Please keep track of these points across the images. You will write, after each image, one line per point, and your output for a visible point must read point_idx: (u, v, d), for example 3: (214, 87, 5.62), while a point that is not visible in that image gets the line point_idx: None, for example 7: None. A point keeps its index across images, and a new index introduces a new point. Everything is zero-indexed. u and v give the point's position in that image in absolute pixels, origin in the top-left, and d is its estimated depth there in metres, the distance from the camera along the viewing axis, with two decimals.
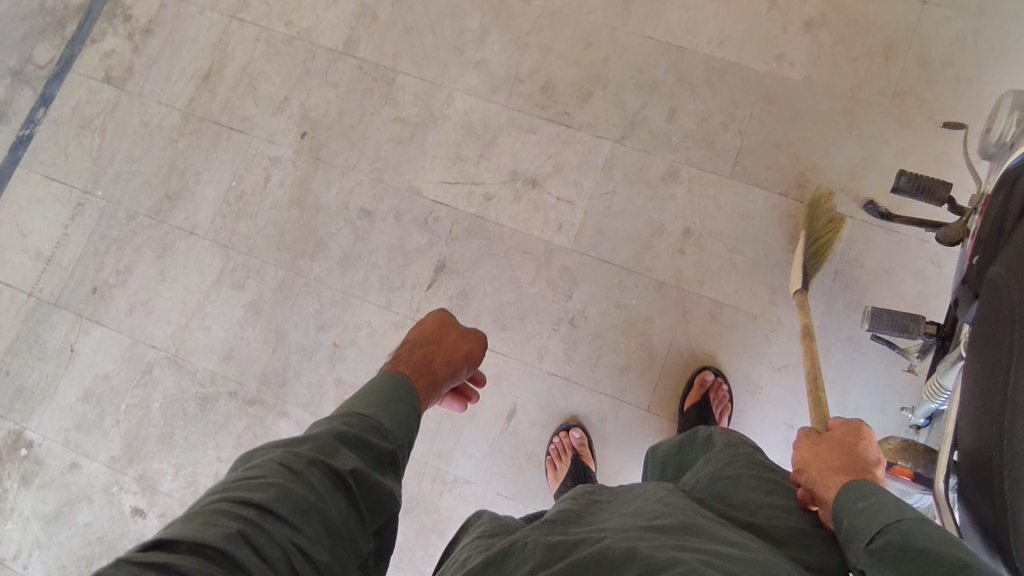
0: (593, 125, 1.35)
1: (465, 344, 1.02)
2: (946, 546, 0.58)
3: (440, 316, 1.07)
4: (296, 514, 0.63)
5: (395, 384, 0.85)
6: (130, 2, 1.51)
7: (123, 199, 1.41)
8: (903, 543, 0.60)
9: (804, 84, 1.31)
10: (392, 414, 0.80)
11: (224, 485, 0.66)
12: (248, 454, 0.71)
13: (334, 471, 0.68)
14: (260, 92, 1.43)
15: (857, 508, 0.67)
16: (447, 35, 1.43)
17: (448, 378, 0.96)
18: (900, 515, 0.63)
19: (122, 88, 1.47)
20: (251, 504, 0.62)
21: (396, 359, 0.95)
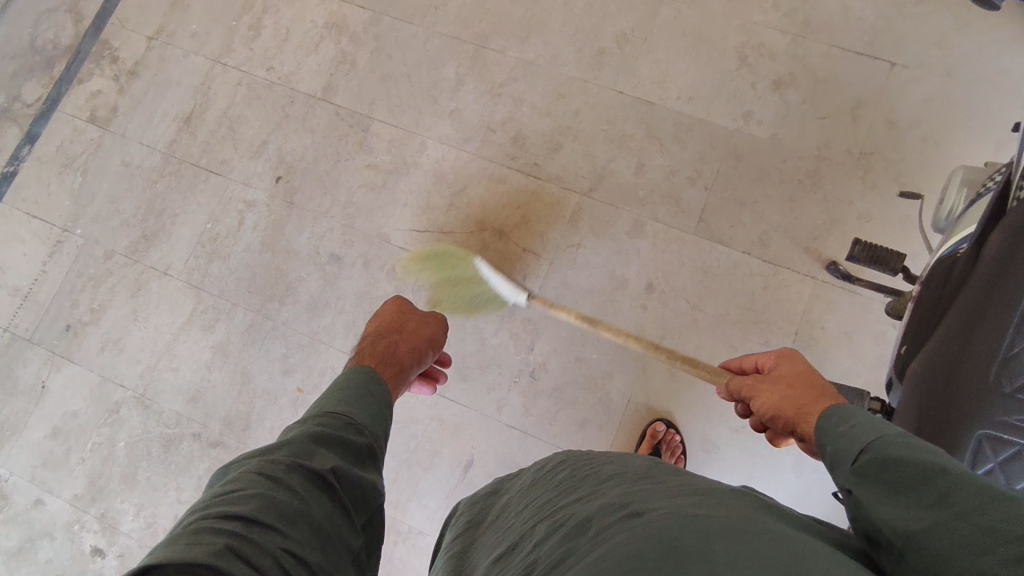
0: (561, 177, 1.36)
1: (427, 328, 1.12)
2: (919, 453, 0.56)
3: (396, 305, 1.16)
4: (281, 519, 0.64)
5: (360, 377, 0.91)
6: (118, 44, 1.55)
7: (101, 238, 1.44)
8: (878, 455, 0.59)
9: (771, 141, 1.33)
10: (363, 408, 0.85)
11: (199, 504, 0.66)
12: (223, 469, 0.71)
13: (314, 471, 0.71)
14: (239, 136, 1.46)
15: (830, 423, 0.70)
16: (423, 83, 1.45)
17: (415, 364, 1.05)
18: (869, 424, 0.65)
19: (106, 128, 1.50)
20: (234, 516, 0.62)
21: (361, 355, 1.03)
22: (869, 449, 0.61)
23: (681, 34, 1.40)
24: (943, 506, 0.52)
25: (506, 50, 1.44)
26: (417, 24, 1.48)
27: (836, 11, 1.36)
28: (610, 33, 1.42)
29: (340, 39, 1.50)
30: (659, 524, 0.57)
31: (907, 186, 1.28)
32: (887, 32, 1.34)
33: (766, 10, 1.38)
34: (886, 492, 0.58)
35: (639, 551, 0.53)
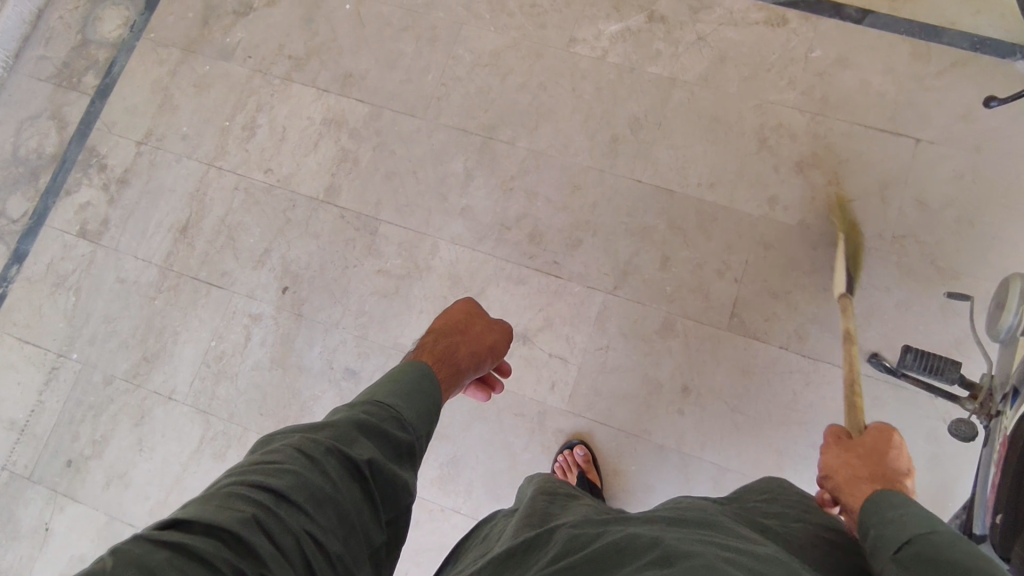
0: (583, 274, 1.30)
1: (491, 334, 1.08)
2: (975, 560, 0.59)
3: (467, 304, 1.13)
4: (310, 501, 0.62)
5: (415, 373, 0.86)
6: (106, 151, 1.48)
7: (99, 362, 1.36)
8: (930, 553, 0.62)
9: (800, 228, 1.28)
10: (412, 404, 0.80)
11: (238, 467, 0.65)
12: (267, 438, 0.70)
13: (349, 460, 0.68)
14: (240, 245, 1.39)
15: (890, 518, 0.69)
16: (431, 179, 1.39)
17: (474, 368, 1.01)
18: (932, 527, 0.65)
19: (98, 243, 1.42)
20: (268, 488, 0.61)
21: (421, 349, 0.99)
22: (915, 541, 0.64)
23: (696, 117, 1.36)
24: None
25: (515, 140, 1.39)
26: (420, 116, 1.43)
27: (853, 86, 1.33)
28: (623, 119, 1.37)
29: (340, 135, 1.44)
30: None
31: (945, 269, 1.23)
32: (909, 107, 1.31)
33: (782, 89, 1.35)
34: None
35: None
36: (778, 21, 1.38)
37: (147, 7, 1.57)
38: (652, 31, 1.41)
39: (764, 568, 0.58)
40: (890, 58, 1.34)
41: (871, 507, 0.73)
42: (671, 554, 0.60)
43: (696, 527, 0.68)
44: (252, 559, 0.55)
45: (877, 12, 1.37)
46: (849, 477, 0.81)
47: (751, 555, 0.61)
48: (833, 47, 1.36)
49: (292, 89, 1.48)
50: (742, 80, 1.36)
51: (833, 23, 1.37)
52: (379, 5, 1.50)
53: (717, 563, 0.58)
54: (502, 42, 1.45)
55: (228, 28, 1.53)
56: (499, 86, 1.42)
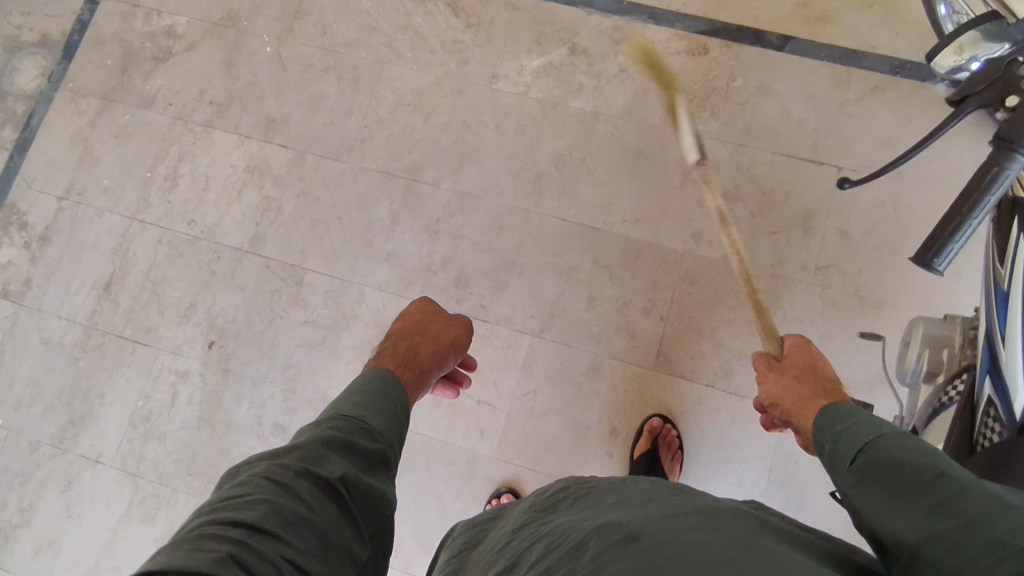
0: (510, 318, 1.29)
1: (449, 331, 1.06)
2: (917, 456, 0.59)
3: (422, 303, 1.11)
4: (285, 527, 0.61)
5: (378, 380, 0.86)
6: (26, 208, 1.45)
7: (25, 427, 1.33)
8: (880, 459, 0.62)
9: (724, 262, 1.27)
10: (379, 414, 0.79)
11: (206, 508, 0.63)
12: (232, 472, 0.68)
13: (323, 480, 0.67)
14: (165, 300, 1.37)
15: (841, 431, 0.70)
16: (355, 225, 1.37)
17: (435, 367, 0.99)
18: (878, 431, 0.65)
19: (20, 303, 1.40)
20: (240, 523, 0.59)
21: (382, 354, 0.97)
22: (866, 450, 0.64)
23: (620, 151, 1.34)
24: (943, 517, 0.53)
25: (439, 182, 1.37)
26: (344, 160, 1.40)
27: (775, 115, 1.32)
28: (546, 156, 1.36)
29: (263, 182, 1.41)
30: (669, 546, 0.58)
31: (868, 298, 1.22)
32: (830, 134, 1.30)
33: (704, 120, 1.34)
34: (889, 498, 0.59)
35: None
36: (699, 50, 1.37)
37: (64, 56, 1.53)
38: (574, 64, 1.40)
39: (722, 524, 0.62)
40: (810, 85, 1.33)
41: (824, 423, 0.73)
42: (636, 530, 0.62)
43: (658, 497, 0.70)
44: None
45: (798, 37, 1.35)
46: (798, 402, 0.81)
47: (707, 513, 0.64)
48: (754, 75, 1.35)
49: (213, 136, 1.45)
50: (664, 112, 1.35)
51: (753, 50, 1.36)
52: (299, 46, 1.47)
53: (679, 529, 0.61)
54: (424, 81, 1.42)
55: (147, 74, 1.50)
56: (422, 126, 1.40)
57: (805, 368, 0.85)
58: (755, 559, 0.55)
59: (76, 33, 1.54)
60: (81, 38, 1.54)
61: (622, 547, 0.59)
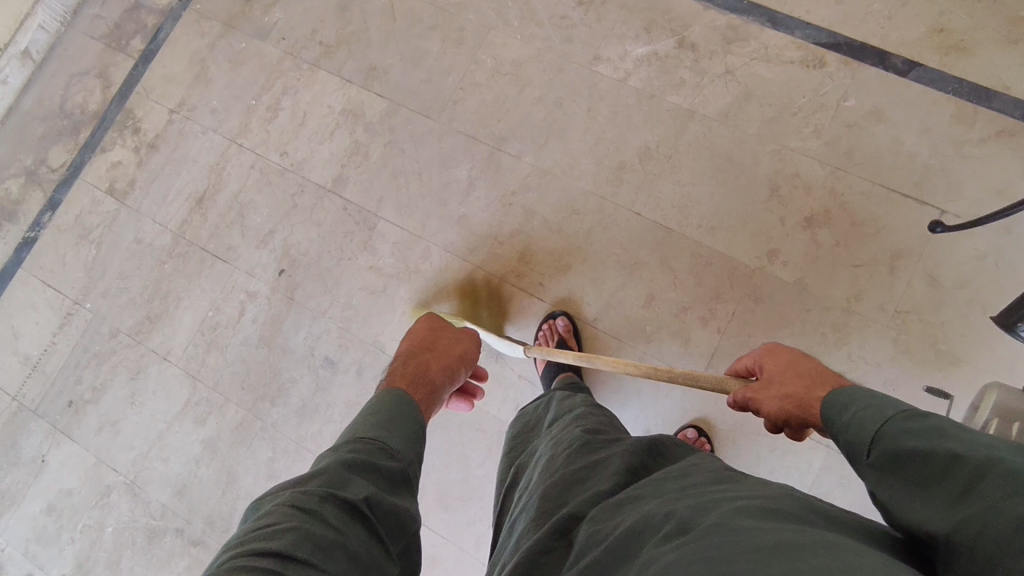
0: (566, 301, 1.30)
1: (458, 346, 1.14)
2: (931, 438, 0.56)
3: (428, 323, 1.20)
4: (316, 550, 0.63)
5: (392, 401, 0.92)
6: (141, 115, 1.56)
7: (108, 315, 1.46)
8: (895, 448, 0.59)
9: (796, 287, 1.23)
10: (396, 430, 0.85)
11: (235, 542, 0.65)
12: (257, 506, 0.70)
13: (347, 502, 0.70)
14: (247, 223, 1.45)
15: (847, 422, 0.68)
16: (433, 184, 1.40)
17: (448, 382, 1.06)
18: (884, 418, 0.63)
19: (122, 202, 1.52)
20: (270, 554, 0.61)
21: (394, 373, 1.03)
22: (879, 440, 0.62)
23: (709, 155, 1.31)
24: (969, 504, 0.50)
25: (522, 155, 1.38)
26: (434, 118, 1.43)
27: (885, 144, 1.25)
28: (633, 147, 1.34)
29: (355, 127, 1.46)
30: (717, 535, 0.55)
31: (944, 353, 1.16)
32: (941, 174, 1.22)
33: (805, 137, 1.28)
34: (909, 490, 0.56)
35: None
36: (815, 62, 1.31)
37: None
38: (681, 58, 1.36)
39: (777, 510, 0.59)
40: (930, 118, 1.24)
41: (831, 417, 0.71)
42: (685, 523, 0.60)
43: (705, 485, 0.68)
44: None
45: (927, 65, 1.27)
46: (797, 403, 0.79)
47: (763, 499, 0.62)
48: (870, 98, 1.27)
49: (317, 75, 1.51)
50: (765, 122, 1.30)
51: (874, 72, 1.28)
52: (412, 0, 1.50)
53: (731, 515, 0.58)
54: (526, 52, 1.43)
55: (267, 7, 1.56)
56: (516, 97, 1.41)
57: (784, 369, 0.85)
58: (809, 540, 0.53)
59: None
60: None
61: (672, 544, 0.58)
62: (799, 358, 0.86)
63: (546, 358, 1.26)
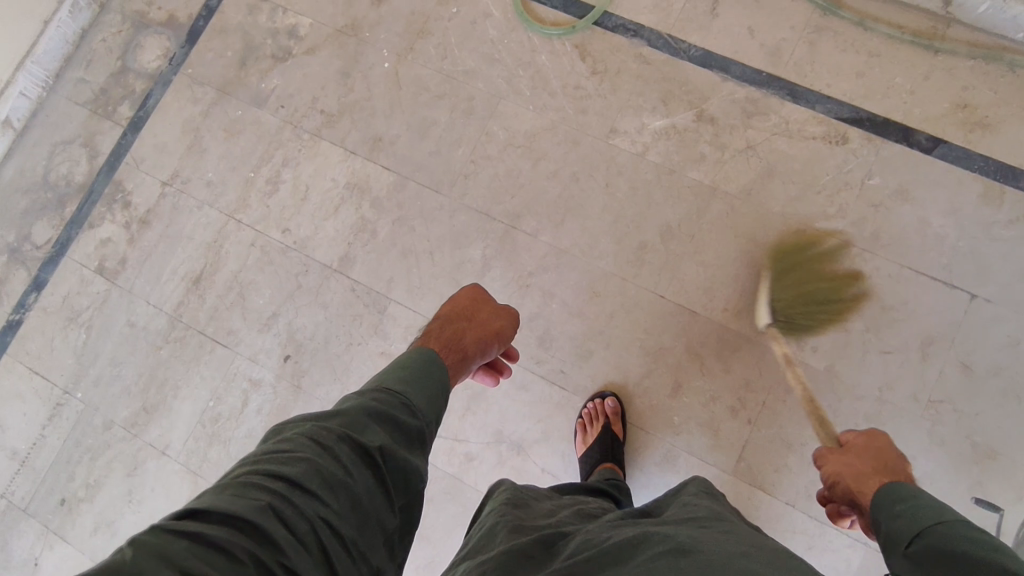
0: (589, 389, 1.25)
1: (497, 320, 1.08)
2: (983, 549, 0.62)
3: (473, 291, 1.13)
4: (323, 488, 0.65)
5: (424, 361, 0.89)
6: (131, 188, 1.48)
7: (101, 405, 1.38)
8: (941, 545, 0.66)
9: (826, 375, 1.19)
10: (420, 391, 0.83)
11: (252, 458, 0.68)
12: (278, 427, 0.72)
13: (362, 448, 0.71)
14: (249, 305, 1.38)
15: (900, 512, 0.74)
16: (446, 263, 1.34)
17: (479, 355, 1.02)
18: (942, 518, 0.69)
19: (113, 282, 1.43)
20: (282, 477, 0.64)
21: (429, 335, 1.01)
22: (926, 535, 0.68)
23: (732, 235, 1.27)
24: None
25: (538, 233, 1.33)
26: (445, 193, 1.37)
27: (911, 224, 1.22)
28: (653, 226, 1.30)
29: (361, 203, 1.40)
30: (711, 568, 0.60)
31: (980, 445, 1.14)
32: (970, 257, 1.19)
33: (830, 216, 1.25)
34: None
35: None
36: (838, 138, 1.28)
37: (188, 40, 1.55)
38: (700, 131, 1.32)
39: (771, 561, 0.63)
40: (957, 198, 1.22)
41: (885, 502, 0.77)
42: (687, 547, 0.65)
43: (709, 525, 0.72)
44: (272, 550, 0.57)
45: (951, 141, 1.24)
46: (853, 479, 0.85)
47: (754, 547, 0.66)
48: (895, 176, 1.25)
49: (319, 146, 1.44)
50: (789, 199, 1.27)
51: (899, 149, 1.25)
52: (418, 67, 1.44)
53: (730, 557, 0.63)
54: (539, 123, 1.37)
55: (264, 72, 1.50)
56: (530, 171, 1.36)
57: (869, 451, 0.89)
58: None
59: (203, 19, 1.55)
60: (206, 24, 1.55)
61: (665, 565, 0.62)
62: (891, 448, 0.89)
63: (587, 431, 1.20)
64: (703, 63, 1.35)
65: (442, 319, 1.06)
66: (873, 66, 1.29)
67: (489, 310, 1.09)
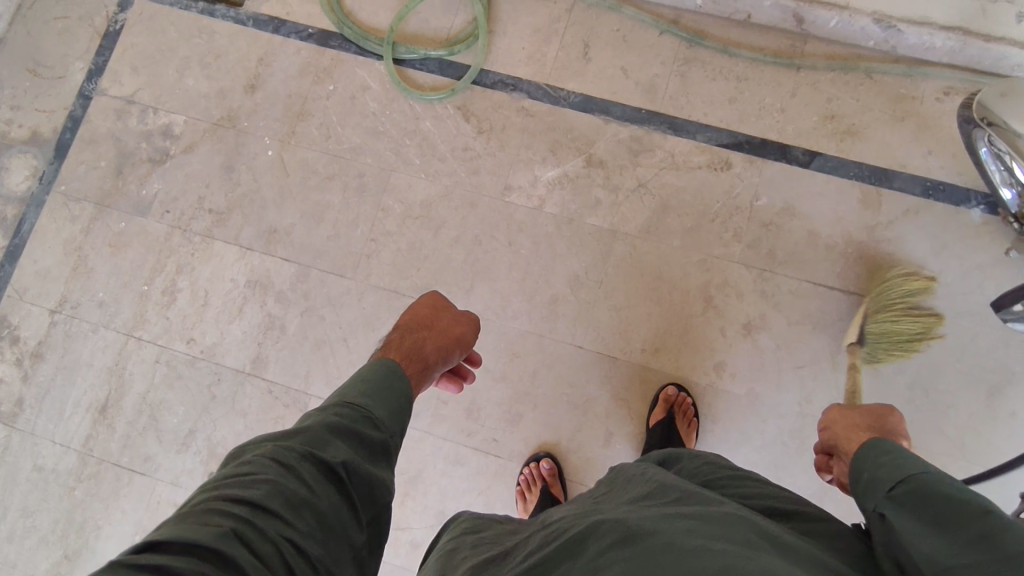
0: (524, 452, 1.24)
1: (458, 326, 1.04)
2: (967, 497, 0.61)
3: (432, 298, 1.09)
4: (288, 509, 0.61)
5: (385, 371, 0.84)
6: (18, 322, 1.39)
7: (18, 561, 1.28)
8: (924, 489, 0.64)
9: (748, 398, 1.22)
10: (383, 401, 0.79)
11: (211, 483, 0.63)
12: (238, 450, 0.68)
13: (325, 463, 0.67)
14: (163, 426, 1.31)
15: (881, 461, 0.72)
16: (362, 348, 1.31)
17: (441, 363, 0.98)
18: (923, 467, 0.67)
19: (13, 426, 1.34)
20: (244, 501, 0.60)
21: (387, 345, 0.96)
22: (906, 480, 0.66)
23: (638, 275, 1.28)
24: (989, 557, 0.55)
25: (450, 302, 1.31)
26: (350, 276, 1.34)
27: (801, 239, 1.27)
28: (562, 277, 1.30)
29: (265, 299, 1.35)
30: (660, 562, 0.57)
31: None
32: (861, 261, 1.24)
33: (727, 242, 1.28)
34: (924, 529, 0.61)
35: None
36: (722, 164, 1.31)
37: (56, 155, 1.47)
38: (591, 176, 1.33)
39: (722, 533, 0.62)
40: (839, 206, 1.27)
41: (863, 450, 0.76)
42: (635, 533, 0.62)
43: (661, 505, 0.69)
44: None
45: (826, 153, 1.29)
46: (848, 428, 0.87)
47: (706, 518, 0.64)
48: (780, 194, 1.29)
49: (213, 247, 1.39)
50: (686, 232, 1.29)
51: (779, 166, 1.30)
52: (303, 150, 1.41)
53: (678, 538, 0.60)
54: (433, 191, 1.36)
55: (143, 178, 1.44)
56: (432, 241, 1.34)
57: (868, 411, 0.90)
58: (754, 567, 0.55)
59: (69, 131, 1.48)
60: (74, 136, 1.47)
61: (617, 557, 0.60)
62: (891, 414, 0.89)
63: (528, 497, 1.19)
64: (585, 108, 1.36)
65: (405, 324, 1.02)
66: (744, 90, 1.33)
67: (453, 318, 1.06)
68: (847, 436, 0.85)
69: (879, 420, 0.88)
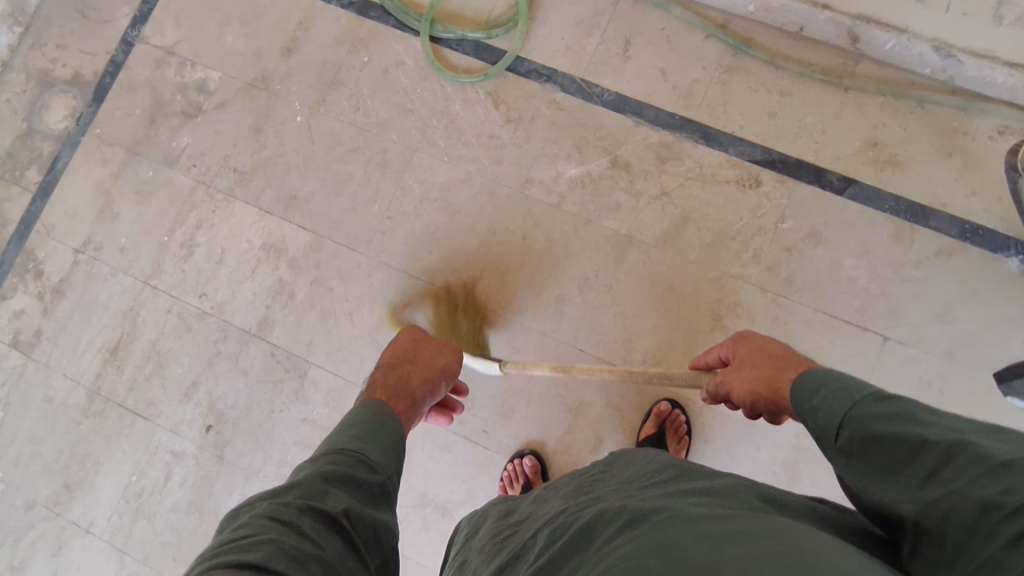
0: (511, 447, 1.25)
1: (441, 357, 1.05)
2: (899, 422, 0.59)
3: (411, 335, 1.11)
4: (294, 565, 0.57)
5: (369, 414, 0.84)
6: (43, 256, 1.44)
7: (22, 484, 1.35)
8: (862, 430, 0.62)
9: (745, 424, 1.20)
10: (376, 443, 0.79)
11: (207, 553, 0.58)
12: (233, 514, 0.64)
13: (325, 513, 0.65)
14: (168, 375, 1.35)
15: (814, 407, 0.69)
16: (366, 324, 1.32)
17: (429, 396, 0.98)
18: (853, 401, 0.65)
19: (29, 355, 1.40)
20: (246, 564, 0.55)
21: (373, 387, 0.97)
22: (846, 424, 0.64)
23: (650, 286, 1.26)
24: (930, 483, 0.53)
25: (457, 289, 1.31)
26: (362, 251, 1.35)
27: (824, 268, 1.22)
28: (571, 278, 1.28)
29: (278, 264, 1.37)
30: (672, 526, 0.57)
31: None
32: (882, 298, 1.20)
33: (745, 262, 1.24)
34: (873, 472, 0.59)
35: (650, 561, 0.52)
36: (751, 181, 1.27)
37: (94, 98, 1.50)
38: (614, 178, 1.30)
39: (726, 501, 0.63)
40: (868, 239, 1.22)
41: (801, 400, 0.72)
42: (638, 515, 0.61)
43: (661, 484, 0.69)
44: None
45: (863, 181, 1.24)
46: (767, 385, 0.80)
47: (709, 491, 0.65)
48: (807, 219, 1.24)
49: (234, 205, 1.41)
50: (704, 247, 1.26)
51: (811, 190, 1.25)
52: (331, 119, 1.41)
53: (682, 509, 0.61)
54: (454, 175, 1.35)
55: (175, 130, 1.46)
56: (446, 225, 1.34)
57: (753, 357, 0.86)
58: (761, 523, 0.56)
59: (109, 75, 1.50)
60: (113, 81, 1.50)
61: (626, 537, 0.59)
62: (772, 344, 0.87)
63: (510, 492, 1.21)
64: (617, 108, 1.33)
65: (389, 364, 1.03)
66: (785, 106, 1.28)
67: (434, 349, 1.07)
68: (778, 393, 0.78)
69: (770, 354, 0.85)
